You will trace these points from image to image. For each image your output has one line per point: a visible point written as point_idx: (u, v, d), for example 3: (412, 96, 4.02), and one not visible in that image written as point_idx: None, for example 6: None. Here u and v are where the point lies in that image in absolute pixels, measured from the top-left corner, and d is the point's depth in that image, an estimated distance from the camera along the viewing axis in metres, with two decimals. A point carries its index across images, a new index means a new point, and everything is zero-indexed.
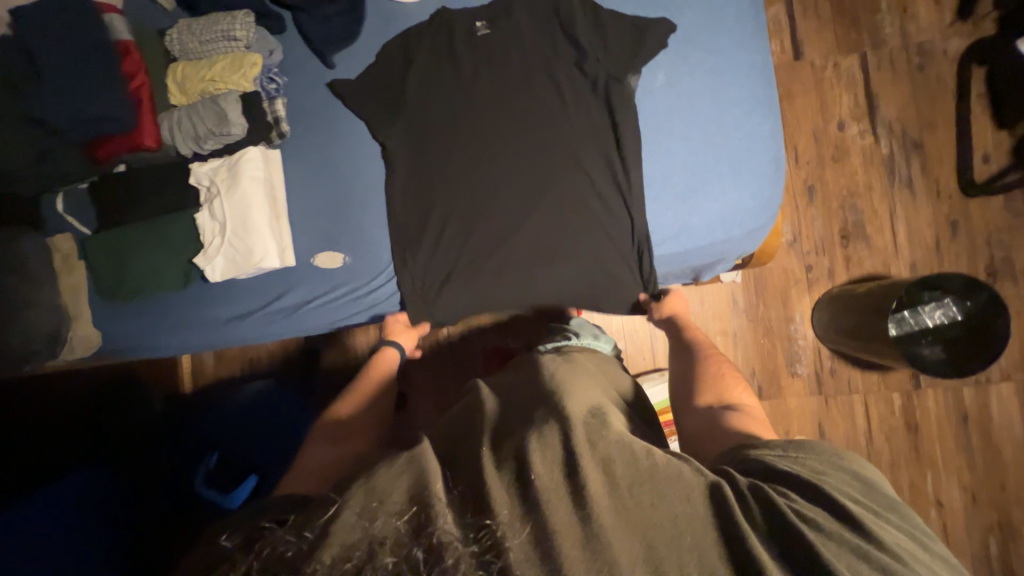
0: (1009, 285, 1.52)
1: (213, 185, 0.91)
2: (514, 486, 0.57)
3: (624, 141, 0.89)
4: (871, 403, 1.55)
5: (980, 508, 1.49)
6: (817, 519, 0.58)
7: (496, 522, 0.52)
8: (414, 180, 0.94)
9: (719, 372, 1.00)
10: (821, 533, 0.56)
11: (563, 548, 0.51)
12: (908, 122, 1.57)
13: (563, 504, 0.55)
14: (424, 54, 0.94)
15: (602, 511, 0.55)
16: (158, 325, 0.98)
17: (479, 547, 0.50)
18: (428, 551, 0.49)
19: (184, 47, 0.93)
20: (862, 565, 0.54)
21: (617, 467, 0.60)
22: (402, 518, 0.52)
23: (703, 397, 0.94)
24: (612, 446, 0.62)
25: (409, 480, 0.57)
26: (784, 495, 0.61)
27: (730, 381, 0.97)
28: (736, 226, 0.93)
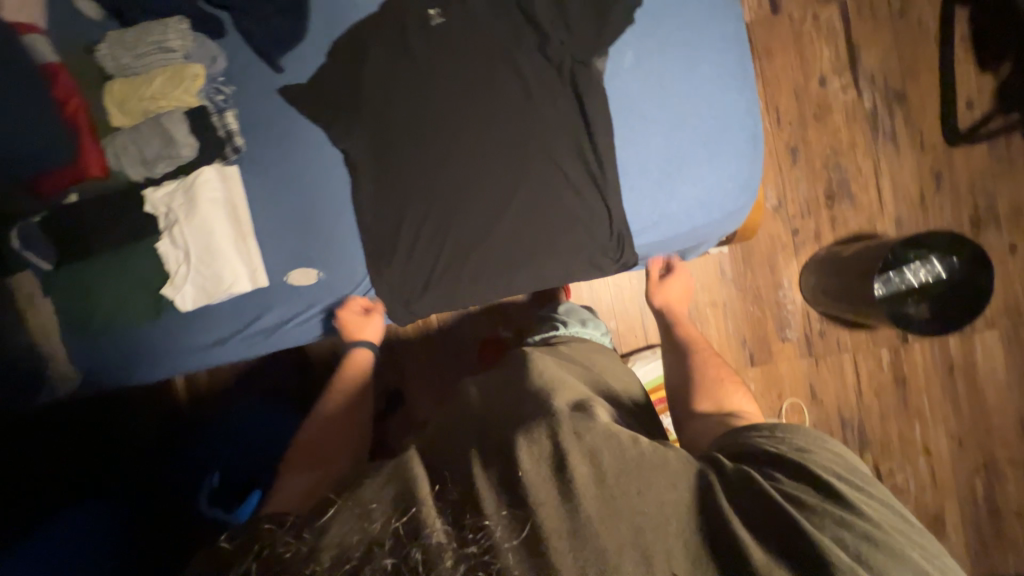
0: (993, 232, 1.52)
1: (170, 211, 0.86)
2: (502, 486, 0.56)
3: (595, 129, 0.86)
4: (859, 360, 1.57)
5: (966, 451, 1.54)
6: (798, 496, 0.58)
7: (492, 523, 0.52)
8: (381, 187, 0.90)
9: (716, 378, 1.00)
10: (803, 509, 0.57)
11: (552, 543, 0.51)
12: (890, 73, 1.52)
13: (552, 498, 0.54)
14: (377, 51, 0.89)
15: (587, 501, 0.54)
16: (136, 358, 0.95)
17: (477, 547, 0.50)
18: (426, 557, 0.49)
19: (117, 63, 0.85)
20: (844, 533, 0.54)
21: (605, 458, 0.58)
22: (399, 520, 0.53)
23: (703, 405, 0.94)
24: (599, 436, 0.61)
25: (402, 487, 0.57)
26: (769, 476, 0.62)
27: (728, 385, 0.97)
28: (715, 209, 0.91)
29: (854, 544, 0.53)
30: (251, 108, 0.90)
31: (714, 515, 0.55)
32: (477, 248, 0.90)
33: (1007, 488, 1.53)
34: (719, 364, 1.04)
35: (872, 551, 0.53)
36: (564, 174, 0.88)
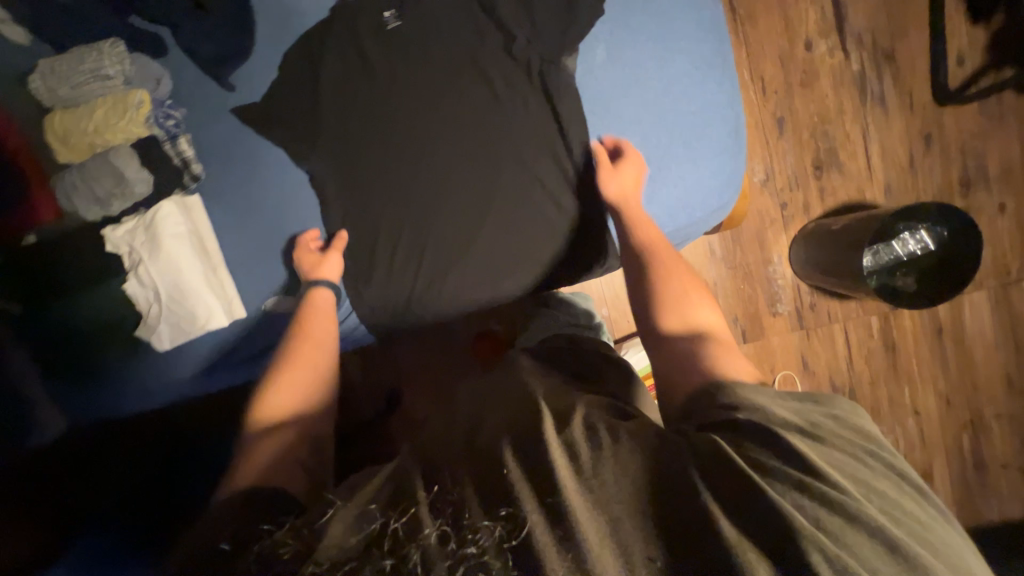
0: (983, 192, 1.50)
1: (134, 250, 0.82)
2: (484, 480, 0.51)
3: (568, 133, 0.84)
4: (850, 329, 1.58)
5: (954, 409, 1.58)
6: (765, 460, 0.51)
7: (493, 522, 0.48)
8: (352, 208, 0.86)
9: (679, 290, 0.78)
10: (767, 474, 0.50)
11: (535, 537, 0.46)
12: (878, 31, 1.46)
13: (533, 496, 0.49)
14: (333, 61, 0.83)
15: (567, 492, 0.48)
16: (124, 394, 0.91)
17: (478, 548, 0.47)
18: (425, 556, 0.47)
19: (54, 95, 0.79)
20: (806, 499, 0.48)
21: (615, 447, 0.52)
22: (397, 519, 0.50)
23: (668, 322, 0.75)
24: (607, 420, 0.56)
25: (401, 486, 0.54)
26: (739, 447, 0.53)
27: (693, 298, 0.77)
28: (697, 208, 0.87)
29: (815, 511, 0.48)
30: (205, 132, 0.85)
31: (684, 491, 0.49)
32: (467, 258, 0.87)
33: (992, 441, 1.58)
34: (682, 270, 0.80)
35: (840, 522, 0.47)
36: (543, 180, 0.86)
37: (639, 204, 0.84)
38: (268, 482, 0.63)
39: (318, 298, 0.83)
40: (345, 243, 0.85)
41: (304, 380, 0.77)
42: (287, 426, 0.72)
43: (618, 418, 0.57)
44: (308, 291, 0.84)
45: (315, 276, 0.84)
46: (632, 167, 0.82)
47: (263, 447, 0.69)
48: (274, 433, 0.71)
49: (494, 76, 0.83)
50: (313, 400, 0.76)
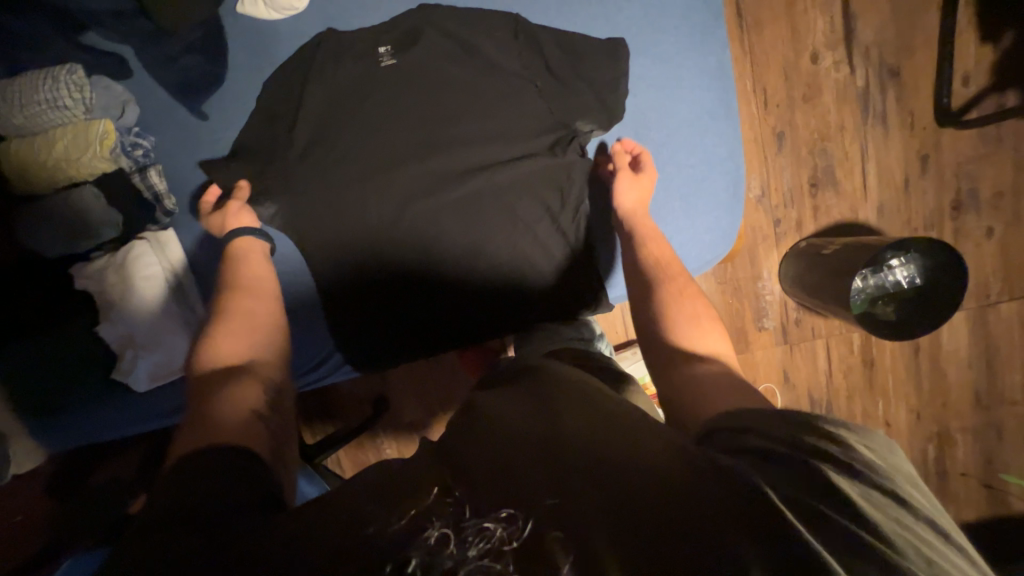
0: (972, 216, 1.51)
1: (104, 289, 0.78)
2: (486, 472, 0.50)
3: (563, 168, 0.81)
4: (831, 345, 1.62)
5: (923, 423, 1.65)
6: (799, 495, 0.43)
7: (495, 525, 0.45)
8: (334, 253, 0.82)
9: (690, 313, 0.71)
10: (798, 508, 0.42)
11: (539, 539, 0.43)
12: (885, 46, 1.41)
13: (526, 501, 0.46)
14: (316, 95, 0.79)
15: (563, 490, 0.46)
16: (97, 424, 0.87)
17: (477, 551, 0.43)
18: (425, 559, 0.43)
19: (8, 123, 0.73)
20: (843, 546, 0.39)
21: (644, 455, 0.48)
22: (397, 521, 0.47)
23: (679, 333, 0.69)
24: (637, 435, 0.51)
25: (408, 485, 0.52)
26: (769, 479, 0.44)
27: (703, 321, 0.70)
28: (692, 260, 0.84)
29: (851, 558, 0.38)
30: (178, 162, 0.81)
31: (686, 494, 0.43)
32: (461, 292, 0.85)
33: (956, 454, 1.66)
34: (695, 291, 0.73)
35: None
36: (545, 208, 0.83)
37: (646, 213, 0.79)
38: (227, 438, 0.60)
39: (244, 249, 0.79)
40: (247, 192, 0.80)
41: (248, 333, 0.73)
42: (243, 380, 0.68)
43: (613, 410, 0.56)
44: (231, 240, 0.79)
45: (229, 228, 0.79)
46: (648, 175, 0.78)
47: (222, 400, 0.64)
48: (231, 383, 0.67)
49: (495, 116, 0.80)
50: (266, 358, 0.72)
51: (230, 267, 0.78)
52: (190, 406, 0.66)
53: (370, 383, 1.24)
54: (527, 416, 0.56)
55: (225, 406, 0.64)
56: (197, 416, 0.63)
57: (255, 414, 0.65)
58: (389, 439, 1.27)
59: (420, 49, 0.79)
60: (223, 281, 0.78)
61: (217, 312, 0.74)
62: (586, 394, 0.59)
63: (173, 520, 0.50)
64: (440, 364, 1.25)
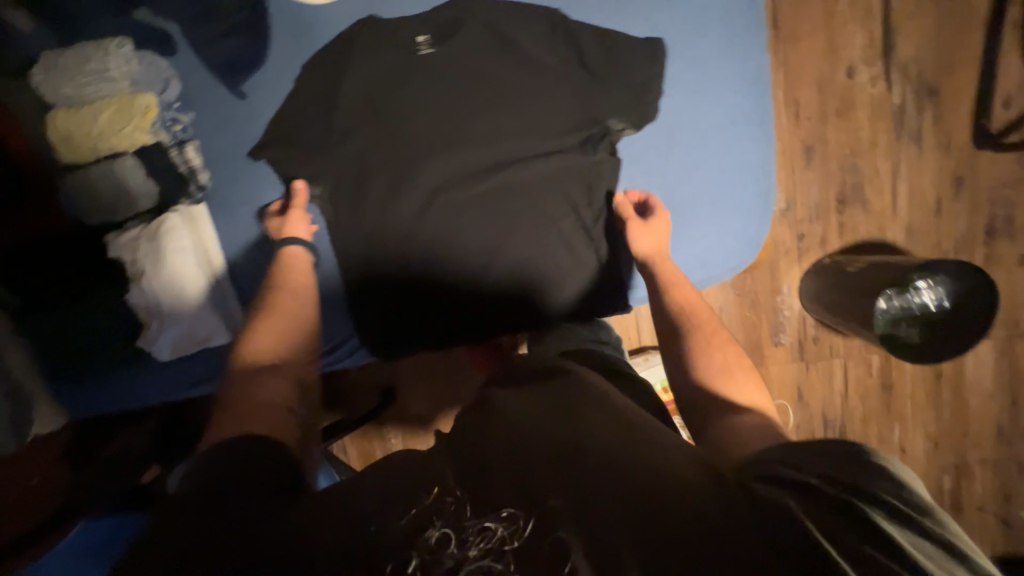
0: (1005, 243, 1.47)
1: (137, 259, 0.80)
2: (484, 479, 0.53)
3: (592, 167, 0.81)
4: (849, 366, 1.58)
5: (940, 453, 1.60)
6: (841, 538, 0.42)
7: (495, 525, 0.48)
8: (360, 238, 0.84)
9: (720, 364, 0.71)
10: (843, 552, 0.41)
11: (536, 541, 0.46)
12: (925, 64, 1.38)
13: (523, 507, 0.49)
14: (353, 82, 0.80)
15: (560, 494, 0.48)
16: (117, 397, 0.91)
17: (477, 550, 0.47)
18: (428, 557, 0.47)
19: (57, 92, 0.75)
20: None
21: (637, 468, 0.49)
22: (402, 519, 0.51)
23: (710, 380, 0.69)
24: (632, 445, 0.52)
25: (410, 482, 0.55)
26: (812, 513, 0.44)
27: (736, 375, 0.69)
28: (716, 265, 0.84)
29: None
30: (214, 139, 0.82)
31: (679, 510, 0.44)
32: (479, 290, 0.85)
33: (973, 487, 1.61)
34: (726, 340, 0.74)
35: None
36: (570, 205, 0.83)
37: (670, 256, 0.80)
38: (259, 428, 0.62)
39: (291, 256, 0.82)
40: (304, 194, 0.83)
41: (287, 328, 0.76)
42: (275, 371, 0.71)
43: (617, 415, 0.57)
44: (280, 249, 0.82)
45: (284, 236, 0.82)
46: (661, 220, 0.78)
47: (252, 391, 0.67)
48: (264, 373, 0.70)
49: (522, 112, 0.81)
50: (297, 350, 0.76)
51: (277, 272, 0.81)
52: (225, 395, 0.70)
53: (380, 374, 1.25)
54: (525, 418, 0.58)
55: (254, 396, 0.67)
56: (227, 402, 0.67)
57: (287, 407, 0.68)
58: (396, 433, 1.28)
59: (459, 40, 0.80)
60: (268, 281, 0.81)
61: (258, 310, 0.78)
62: (586, 397, 0.60)
63: (192, 503, 0.54)
64: (449, 358, 1.25)
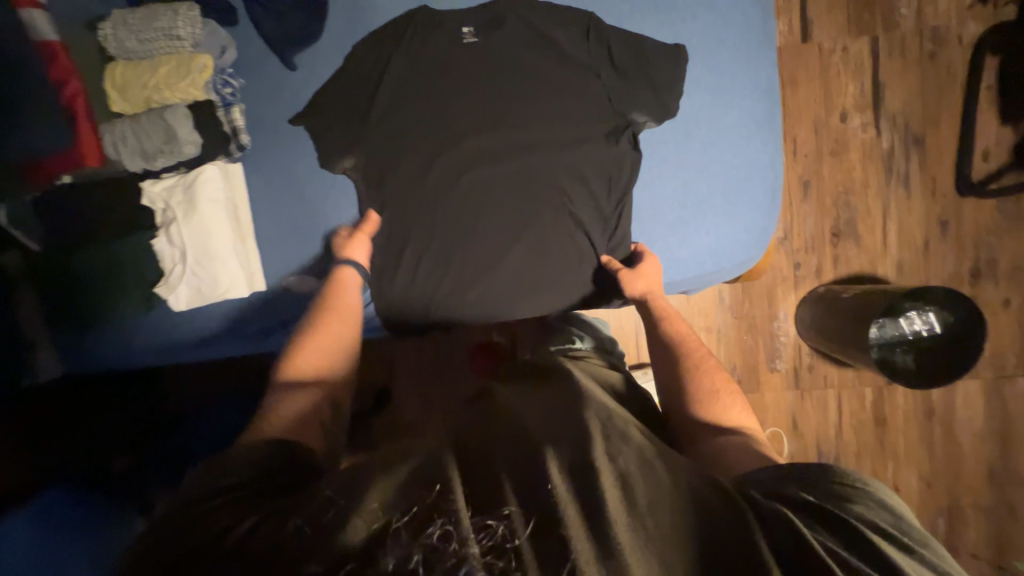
0: (990, 286, 1.54)
1: (168, 208, 0.84)
2: (507, 479, 0.49)
3: (615, 159, 0.88)
4: (843, 398, 1.60)
5: (934, 493, 1.59)
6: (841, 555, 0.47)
7: (497, 523, 0.46)
8: (394, 208, 0.90)
9: (709, 389, 0.76)
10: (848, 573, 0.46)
11: (553, 543, 0.44)
12: (912, 115, 1.51)
13: (523, 504, 0.47)
14: (399, 65, 0.88)
15: (568, 503, 0.47)
16: (120, 356, 0.93)
17: (480, 548, 0.44)
18: (429, 554, 0.44)
19: (121, 45, 0.81)
20: None
21: (639, 482, 0.50)
22: (400, 515, 0.47)
23: (700, 412, 0.74)
24: (634, 459, 0.52)
25: (413, 481, 0.50)
26: (810, 527, 0.50)
27: (726, 399, 0.75)
28: (726, 258, 0.90)
29: None
30: (261, 105, 0.88)
31: (677, 530, 0.47)
32: (490, 276, 0.91)
33: (967, 532, 1.58)
34: (714, 365, 0.79)
35: None
36: (586, 194, 0.90)
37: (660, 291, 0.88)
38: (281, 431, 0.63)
39: (343, 276, 0.85)
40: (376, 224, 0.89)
41: (330, 347, 0.77)
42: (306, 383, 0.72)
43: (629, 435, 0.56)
44: (336, 270, 0.85)
45: (343, 254, 0.86)
46: (650, 263, 0.87)
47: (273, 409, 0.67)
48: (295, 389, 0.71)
49: (548, 113, 0.88)
50: (337, 372, 0.76)
51: (328, 293, 0.83)
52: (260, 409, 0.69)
53: None
54: (523, 420, 0.57)
55: (285, 411, 0.67)
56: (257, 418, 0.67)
57: (315, 412, 0.68)
58: None
59: (503, 34, 0.88)
60: (316, 299, 0.83)
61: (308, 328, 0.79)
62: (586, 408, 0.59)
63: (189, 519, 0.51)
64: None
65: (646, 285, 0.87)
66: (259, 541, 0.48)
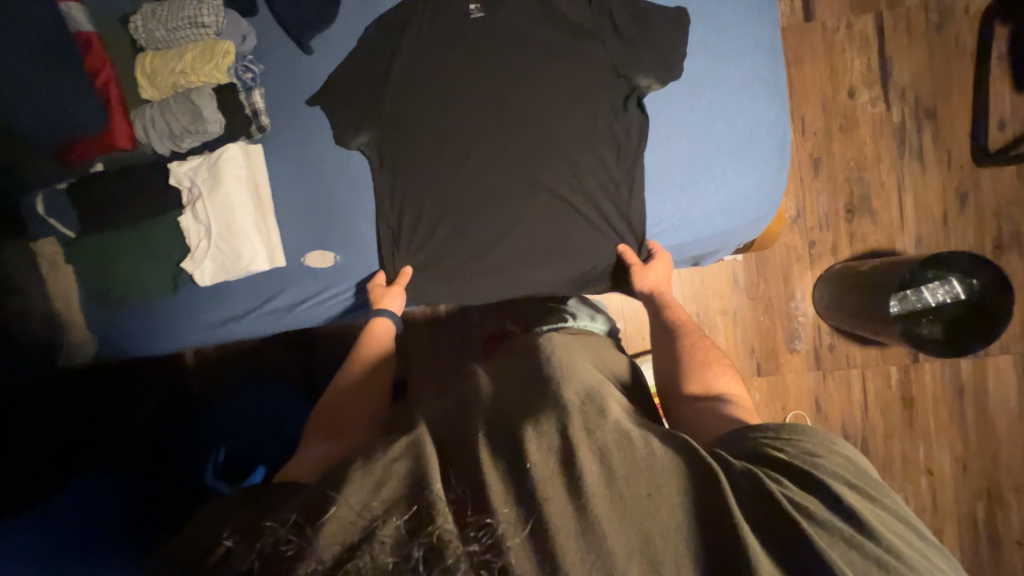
0: (1015, 257, 1.50)
1: (194, 185, 0.88)
2: (508, 472, 0.53)
3: (624, 120, 0.91)
4: (867, 378, 1.55)
5: (970, 476, 1.52)
6: (807, 507, 0.53)
7: (495, 520, 0.48)
8: (407, 180, 0.93)
9: (702, 359, 0.88)
10: (816, 525, 0.51)
11: (557, 537, 0.48)
12: (922, 89, 1.50)
13: (513, 497, 0.51)
14: (410, 47, 0.92)
15: (552, 492, 0.51)
16: (145, 340, 0.98)
17: (480, 546, 0.46)
18: (429, 551, 0.45)
19: (151, 36, 0.87)
20: (826, 534, 0.51)
21: (614, 456, 0.55)
22: (401, 517, 0.48)
23: (690, 386, 0.84)
24: (610, 436, 0.57)
25: (414, 477, 0.51)
26: (777, 480, 0.56)
27: (716, 366, 0.86)
28: (737, 215, 0.92)
29: (836, 544, 0.50)
30: (280, 87, 0.93)
31: (658, 516, 0.51)
32: (505, 246, 0.94)
33: (1010, 517, 1.51)
34: (703, 339, 0.92)
35: (856, 554, 0.50)
36: (596, 162, 0.92)
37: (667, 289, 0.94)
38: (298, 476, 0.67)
39: (377, 326, 0.91)
40: (409, 279, 0.93)
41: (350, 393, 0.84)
42: (323, 429, 0.78)
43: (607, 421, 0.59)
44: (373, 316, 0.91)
45: (378, 307, 0.92)
46: (661, 264, 0.90)
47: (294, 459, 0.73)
48: (317, 439, 0.76)
49: (554, 85, 0.92)
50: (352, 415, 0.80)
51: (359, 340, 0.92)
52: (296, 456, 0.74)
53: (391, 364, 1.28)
54: (503, 416, 0.61)
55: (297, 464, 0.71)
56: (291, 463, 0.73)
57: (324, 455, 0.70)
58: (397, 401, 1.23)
59: (508, 11, 0.93)
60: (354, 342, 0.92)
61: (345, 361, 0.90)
62: (560, 396, 0.62)
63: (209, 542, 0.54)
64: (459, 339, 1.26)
65: (653, 281, 0.91)
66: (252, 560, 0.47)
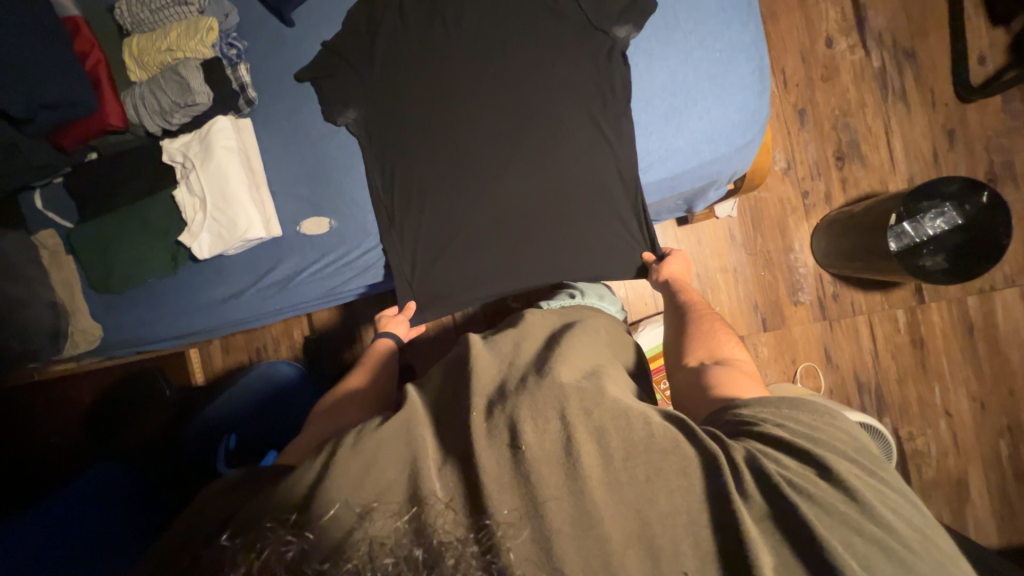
0: (1010, 189, 1.49)
1: (187, 160, 0.90)
2: (506, 455, 0.52)
3: (609, 57, 0.92)
4: (875, 323, 1.54)
5: (989, 414, 1.50)
6: (806, 487, 0.51)
7: (494, 520, 0.47)
8: (395, 140, 0.94)
9: (705, 329, 0.85)
10: (818, 509, 0.50)
11: (551, 522, 0.48)
12: (899, 31, 1.51)
13: (513, 495, 0.49)
14: (391, 14, 0.94)
15: (547, 485, 0.50)
16: (146, 326, 0.99)
17: (480, 548, 0.44)
18: (428, 552, 0.42)
19: (137, 19, 0.90)
20: (828, 519, 0.49)
21: (612, 438, 0.54)
22: (402, 517, 0.47)
23: (694, 355, 0.81)
24: (609, 414, 0.56)
25: (406, 466, 0.53)
26: (773, 457, 0.53)
27: (719, 334, 0.83)
28: (723, 141, 0.94)
29: (838, 530, 0.49)
30: (265, 64, 0.95)
31: (658, 506, 0.50)
32: (497, 201, 0.95)
33: None
34: (710, 315, 0.89)
35: (858, 541, 0.49)
36: (581, 107, 0.93)
37: (682, 286, 0.97)
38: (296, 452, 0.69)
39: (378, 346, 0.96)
40: (413, 313, 0.98)
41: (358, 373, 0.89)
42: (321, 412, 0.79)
43: (591, 388, 0.59)
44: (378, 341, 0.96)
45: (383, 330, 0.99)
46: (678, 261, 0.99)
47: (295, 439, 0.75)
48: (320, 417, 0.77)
49: (535, 41, 0.93)
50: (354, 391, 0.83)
51: (366, 357, 0.94)
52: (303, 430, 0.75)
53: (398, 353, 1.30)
54: (496, 390, 0.62)
55: (299, 440, 0.73)
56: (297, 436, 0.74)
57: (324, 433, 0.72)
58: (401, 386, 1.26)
59: None
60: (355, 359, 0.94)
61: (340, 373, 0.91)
62: (560, 376, 0.61)
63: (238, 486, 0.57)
64: (462, 318, 1.29)
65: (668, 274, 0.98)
66: (252, 561, 0.43)
